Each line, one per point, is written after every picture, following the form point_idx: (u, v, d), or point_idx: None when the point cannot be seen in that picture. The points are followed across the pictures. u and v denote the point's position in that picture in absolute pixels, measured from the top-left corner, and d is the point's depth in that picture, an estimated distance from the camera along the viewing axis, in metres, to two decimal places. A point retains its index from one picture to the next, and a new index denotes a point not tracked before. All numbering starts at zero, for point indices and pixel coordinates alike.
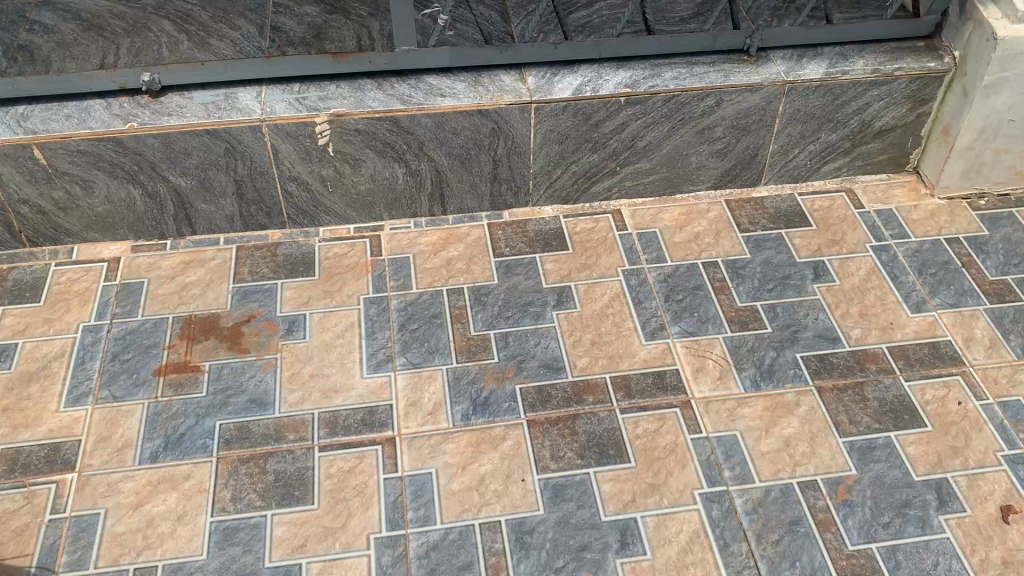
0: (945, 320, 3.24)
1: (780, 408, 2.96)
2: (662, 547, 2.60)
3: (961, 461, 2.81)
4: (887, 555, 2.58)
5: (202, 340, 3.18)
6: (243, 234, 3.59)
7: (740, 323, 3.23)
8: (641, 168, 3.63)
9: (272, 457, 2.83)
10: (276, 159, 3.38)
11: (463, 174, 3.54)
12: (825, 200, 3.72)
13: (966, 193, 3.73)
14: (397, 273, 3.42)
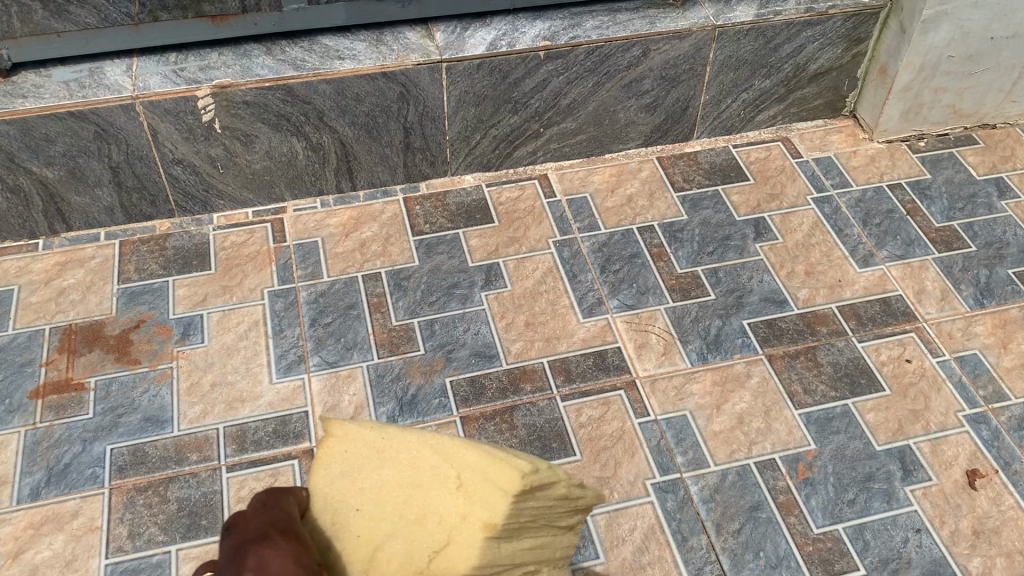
0: (894, 274, 3.07)
1: (730, 382, 2.74)
2: (616, 548, 2.38)
3: (923, 425, 2.65)
4: (855, 536, 2.41)
5: (85, 353, 2.80)
6: (127, 227, 3.18)
7: (682, 291, 3.00)
8: (566, 128, 3.35)
9: (173, 483, 2.49)
10: (156, 140, 2.97)
11: (372, 145, 3.19)
12: (761, 151, 3.50)
13: (904, 136, 3.56)
14: (305, 261, 3.07)
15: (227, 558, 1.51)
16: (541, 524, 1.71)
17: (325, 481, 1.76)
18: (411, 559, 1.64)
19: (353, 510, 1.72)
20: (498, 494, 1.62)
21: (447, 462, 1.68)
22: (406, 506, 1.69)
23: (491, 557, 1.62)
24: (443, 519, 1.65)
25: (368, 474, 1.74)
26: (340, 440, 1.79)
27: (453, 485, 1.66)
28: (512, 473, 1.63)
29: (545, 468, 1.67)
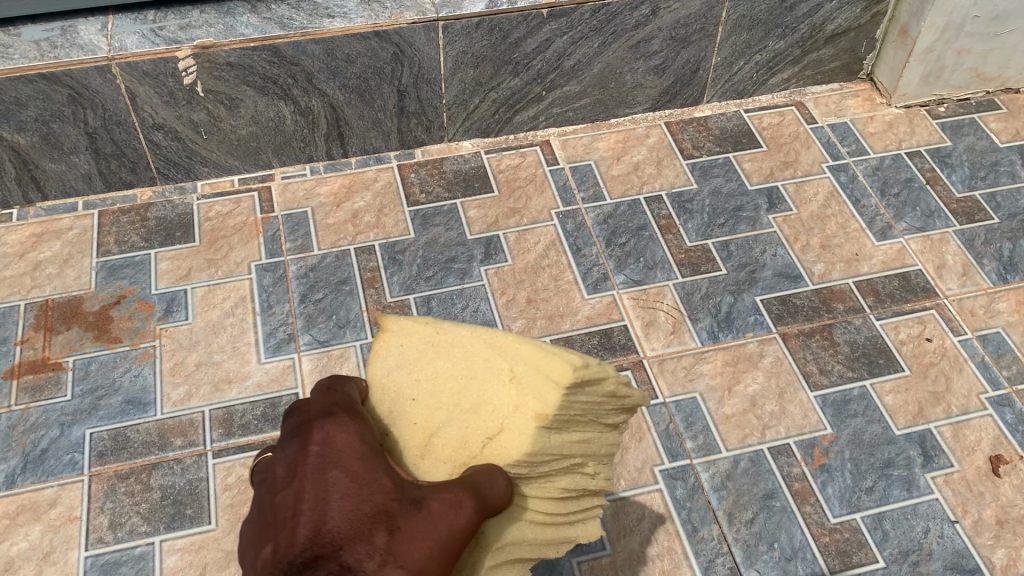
0: (914, 247, 2.92)
1: (742, 362, 2.61)
2: (623, 539, 2.26)
3: (944, 408, 2.53)
4: (874, 526, 2.30)
5: (63, 331, 2.65)
6: (107, 196, 3.02)
7: (691, 266, 2.85)
8: (569, 91, 3.17)
9: (156, 470, 2.37)
10: (134, 104, 2.79)
11: (364, 109, 3.02)
12: (774, 116, 3.34)
13: (924, 100, 3.40)
14: (294, 232, 2.91)
15: (287, 436, 1.41)
16: (588, 419, 1.59)
17: (386, 373, 1.68)
18: (465, 447, 1.55)
19: (411, 401, 1.63)
20: (550, 386, 1.50)
21: (498, 355, 1.57)
22: (458, 398, 1.59)
23: (541, 448, 1.52)
24: (497, 408, 1.55)
25: (424, 364, 1.65)
26: (396, 335, 1.69)
27: (506, 376, 1.55)
28: (563, 364, 1.48)
29: (595, 364, 1.51)
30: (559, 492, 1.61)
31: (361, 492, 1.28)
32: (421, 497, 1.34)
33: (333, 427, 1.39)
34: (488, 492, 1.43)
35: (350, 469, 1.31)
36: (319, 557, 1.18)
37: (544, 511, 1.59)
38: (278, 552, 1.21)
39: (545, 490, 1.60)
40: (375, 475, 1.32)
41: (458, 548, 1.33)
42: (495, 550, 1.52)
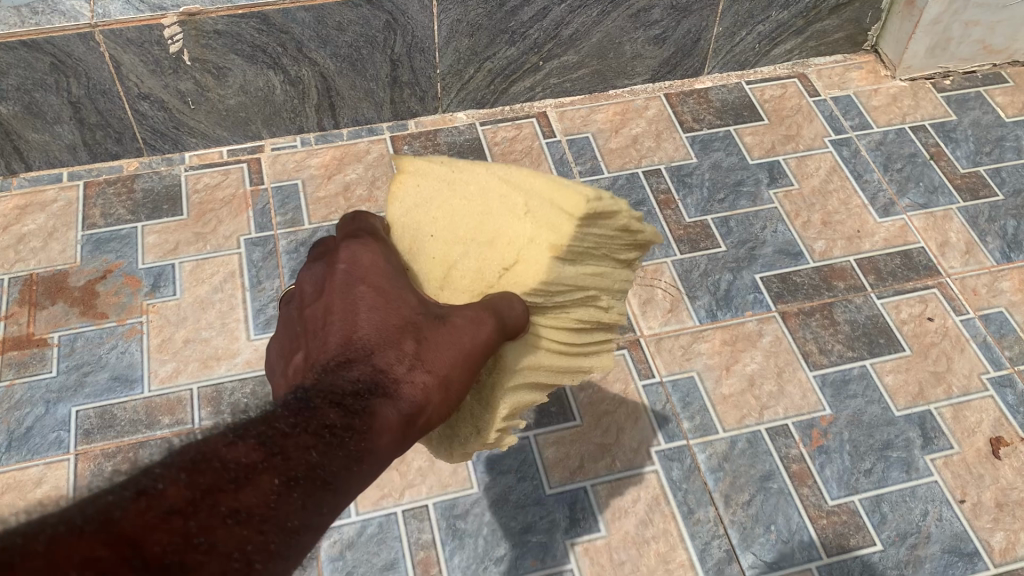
0: (916, 224, 2.87)
1: (741, 341, 2.57)
2: (618, 520, 2.23)
3: (945, 389, 2.49)
4: (872, 508, 2.27)
5: (48, 306, 2.59)
6: (92, 167, 2.94)
7: (690, 242, 2.80)
8: (567, 62, 3.09)
9: (144, 448, 2.32)
10: (119, 73, 2.70)
11: (355, 79, 2.94)
12: (776, 89, 3.27)
13: (929, 73, 3.32)
14: (284, 206, 2.85)
15: (314, 259, 1.38)
16: (603, 253, 1.50)
17: (403, 212, 1.57)
18: (481, 277, 1.47)
19: (429, 238, 1.53)
20: (564, 217, 1.41)
21: (512, 192, 1.47)
22: (477, 231, 1.50)
23: (556, 279, 1.44)
24: (514, 241, 1.46)
25: (442, 201, 1.55)
26: (414, 175, 1.61)
27: (521, 210, 1.46)
28: (577, 197, 1.39)
29: (609, 198, 1.41)
30: (573, 323, 1.55)
31: (387, 306, 1.26)
32: (444, 313, 1.32)
33: (359, 248, 1.36)
34: (505, 316, 1.38)
35: (376, 284, 1.29)
36: (350, 361, 1.18)
37: (558, 341, 1.54)
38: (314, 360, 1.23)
39: (558, 321, 1.53)
40: (401, 292, 1.30)
41: (481, 363, 1.32)
42: (510, 373, 1.50)
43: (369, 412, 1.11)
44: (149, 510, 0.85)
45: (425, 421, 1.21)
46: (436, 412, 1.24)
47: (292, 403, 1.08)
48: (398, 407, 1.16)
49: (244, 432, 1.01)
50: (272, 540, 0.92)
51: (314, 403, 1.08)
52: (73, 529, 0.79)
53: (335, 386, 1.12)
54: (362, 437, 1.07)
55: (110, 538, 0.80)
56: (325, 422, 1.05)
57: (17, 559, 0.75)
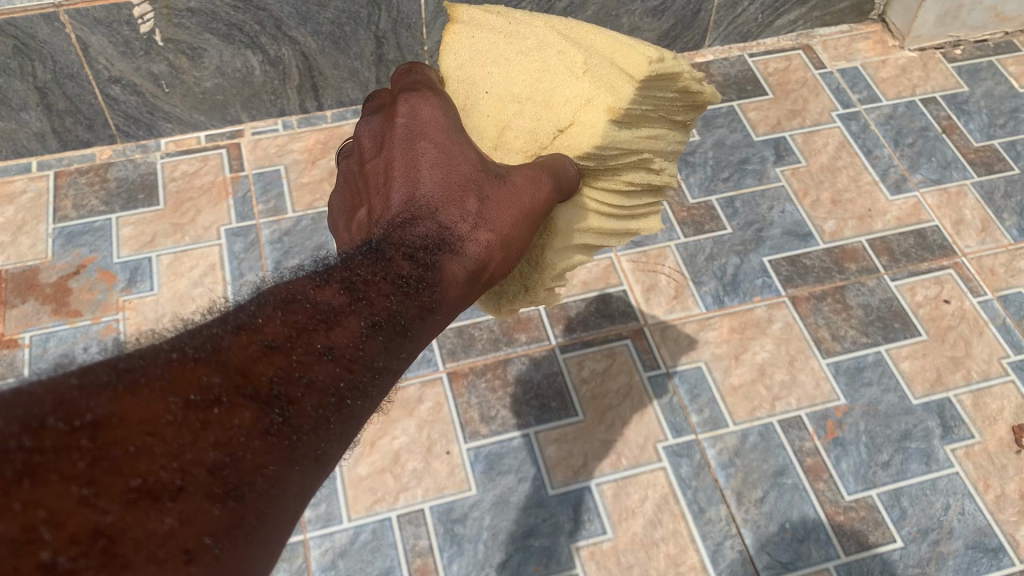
0: (930, 201, 2.74)
1: (750, 329, 2.45)
2: (625, 521, 2.12)
3: (964, 375, 2.37)
4: (891, 503, 2.16)
5: (17, 304, 2.44)
6: (63, 155, 2.78)
7: (694, 225, 2.67)
8: None
9: None
10: (88, 56, 2.54)
11: (339, 58, 2.78)
12: (780, 61, 3.13)
13: (939, 42, 3.18)
14: (266, 193, 2.71)
15: (373, 111, 1.31)
16: (659, 116, 1.45)
17: (458, 63, 1.56)
18: (535, 137, 1.43)
19: (482, 94, 1.50)
20: (622, 77, 1.38)
21: (572, 50, 1.45)
22: (533, 90, 1.47)
23: (612, 142, 1.39)
24: (569, 100, 1.43)
25: (499, 58, 1.53)
26: (466, 27, 1.60)
27: (580, 69, 1.43)
28: (640, 57, 1.34)
29: (671, 58, 1.36)
30: (625, 186, 1.50)
31: (448, 161, 1.17)
32: (503, 171, 1.24)
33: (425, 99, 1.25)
34: (558, 176, 1.33)
35: (438, 138, 1.20)
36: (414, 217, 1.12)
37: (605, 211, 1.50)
38: (375, 213, 1.17)
39: (611, 184, 1.48)
40: (462, 147, 1.21)
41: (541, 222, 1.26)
42: (561, 236, 1.45)
43: (437, 266, 1.08)
44: (252, 343, 0.87)
45: (489, 277, 1.17)
46: (498, 269, 1.17)
47: (364, 253, 1.06)
48: (464, 262, 1.11)
49: (327, 277, 1.01)
50: (360, 379, 0.94)
51: (386, 254, 1.05)
52: (184, 358, 0.82)
53: (404, 239, 1.08)
54: (430, 292, 1.06)
55: (221, 367, 0.84)
56: (398, 274, 1.04)
57: (141, 378, 0.78)
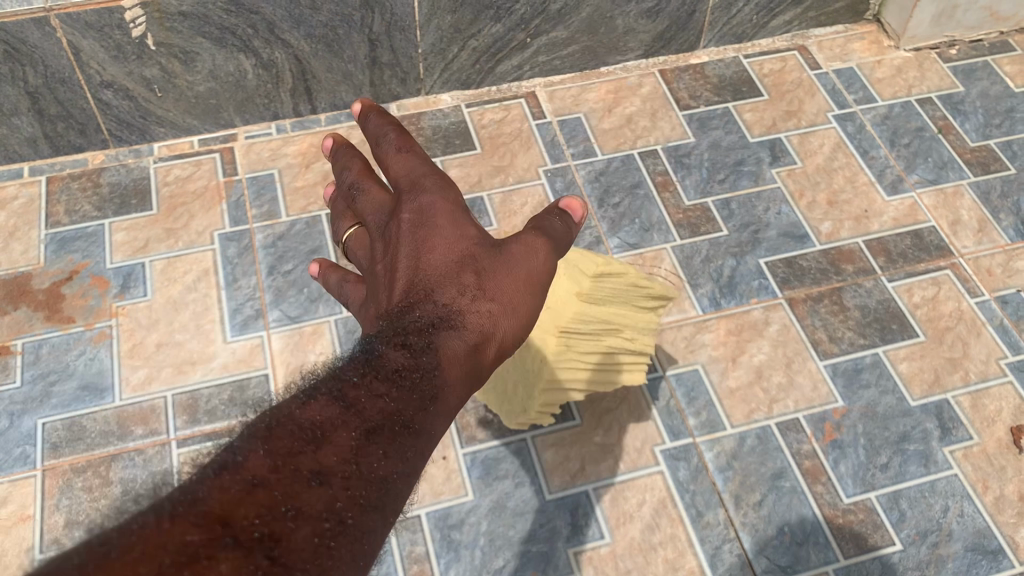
0: (926, 201, 2.74)
1: (747, 331, 2.44)
2: (623, 526, 2.11)
3: (962, 376, 2.36)
4: (889, 505, 2.15)
5: (10, 311, 2.42)
6: (55, 160, 2.76)
7: (690, 227, 2.66)
8: (556, 37, 2.93)
9: (116, 462, 2.18)
10: (79, 61, 2.52)
11: (332, 61, 2.77)
12: (775, 62, 3.12)
13: (934, 42, 3.17)
14: (260, 197, 2.69)
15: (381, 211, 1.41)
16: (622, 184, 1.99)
17: None
18: None
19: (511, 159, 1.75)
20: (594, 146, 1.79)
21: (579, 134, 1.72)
22: None
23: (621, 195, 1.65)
24: None
25: None
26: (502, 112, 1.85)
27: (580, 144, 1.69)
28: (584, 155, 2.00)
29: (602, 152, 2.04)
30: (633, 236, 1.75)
31: (445, 245, 1.29)
32: (500, 240, 1.34)
33: (420, 185, 1.36)
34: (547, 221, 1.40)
35: (438, 222, 1.30)
36: (414, 303, 1.22)
37: (596, 382, 2.18)
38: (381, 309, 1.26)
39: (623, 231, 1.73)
40: (462, 224, 1.32)
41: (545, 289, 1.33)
42: None
43: (436, 350, 1.16)
44: (286, 426, 0.96)
45: (497, 347, 1.26)
46: (503, 340, 1.26)
47: (364, 349, 1.14)
48: (465, 338, 1.21)
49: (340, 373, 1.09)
50: (395, 461, 1.00)
51: (385, 344, 1.14)
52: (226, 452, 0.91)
53: (403, 327, 1.17)
54: (432, 373, 1.13)
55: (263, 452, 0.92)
56: (396, 368, 1.10)
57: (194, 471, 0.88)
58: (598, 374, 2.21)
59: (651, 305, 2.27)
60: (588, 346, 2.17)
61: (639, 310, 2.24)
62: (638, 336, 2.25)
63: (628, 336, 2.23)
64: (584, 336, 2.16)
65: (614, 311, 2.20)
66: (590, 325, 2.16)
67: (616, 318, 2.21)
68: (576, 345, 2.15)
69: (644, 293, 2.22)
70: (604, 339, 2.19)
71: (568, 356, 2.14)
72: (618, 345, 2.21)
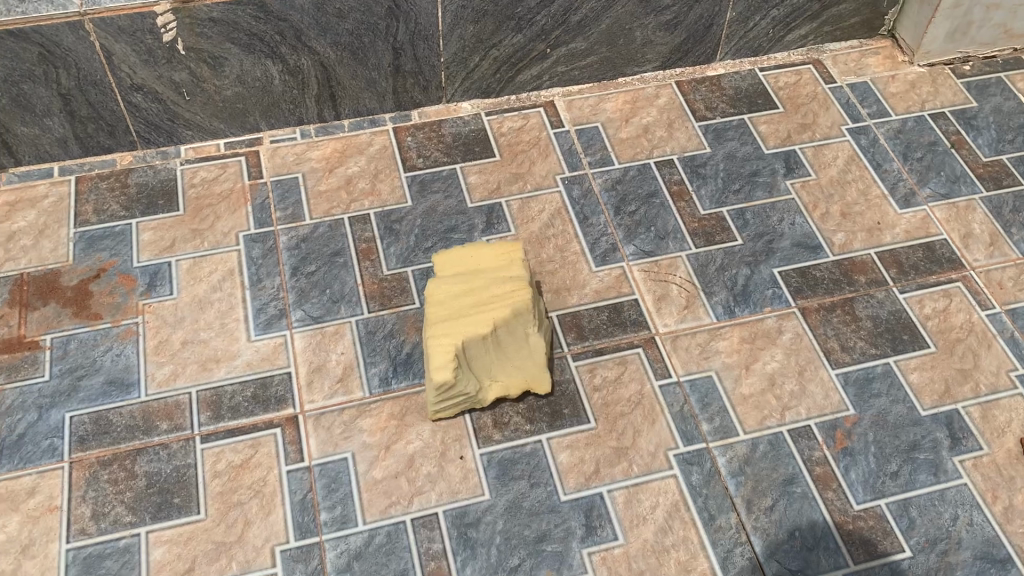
0: (939, 215, 2.77)
1: (760, 339, 2.48)
2: (636, 528, 2.15)
3: (972, 387, 2.40)
4: (899, 512, 2.18)
5: (39, 307, 2.48)
6: (84, 161, 2.82)
7: (705, 236, 2.70)
8: (576, 48, 2.99)
9: (141, 456, 2.23)
10: (110, 64, 2.60)
11: (357, 68, 2.84)
12: (791, 75, 3.17)
13: (949, 58, 3.21)
14: (284, 200, 2.75)
15: None
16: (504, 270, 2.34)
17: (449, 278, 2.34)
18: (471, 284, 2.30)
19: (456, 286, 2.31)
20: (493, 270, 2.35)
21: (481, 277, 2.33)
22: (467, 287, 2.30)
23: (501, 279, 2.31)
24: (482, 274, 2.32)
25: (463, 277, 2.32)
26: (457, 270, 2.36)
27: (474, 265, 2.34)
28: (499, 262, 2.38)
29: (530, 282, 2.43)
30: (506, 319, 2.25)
31: None
32: None
33: None
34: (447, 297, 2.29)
35: None
36: None
37: (466, 322, 2.20)
38: None
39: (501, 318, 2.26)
40: None
41: None
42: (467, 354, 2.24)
43: None
44: None
45: None
46: None
47: None
48: None
49: None
50: None
51: None
52: None
53: None
54: None
55: None
56: None
57: None
58: (476, 317, 2.22)
59: (510, 255, 2.35)
60: (459, 300, 2.27)
61: (499, 262, 2.34)
62: (507, 280, 2.29)
63: (492, 282, 2.30)
64: (450, 297, 2.28)
65: (476, 272, 2.33)
66: (451, 288, 2.29)
67: (477, 276, 2.32)
68: (442, 305, 2.26)
69: (492, 249, 2.36)
70: (468, 293, 2.28)
71: (437, 314, 2.24)
72: (486, 292, 2.28)
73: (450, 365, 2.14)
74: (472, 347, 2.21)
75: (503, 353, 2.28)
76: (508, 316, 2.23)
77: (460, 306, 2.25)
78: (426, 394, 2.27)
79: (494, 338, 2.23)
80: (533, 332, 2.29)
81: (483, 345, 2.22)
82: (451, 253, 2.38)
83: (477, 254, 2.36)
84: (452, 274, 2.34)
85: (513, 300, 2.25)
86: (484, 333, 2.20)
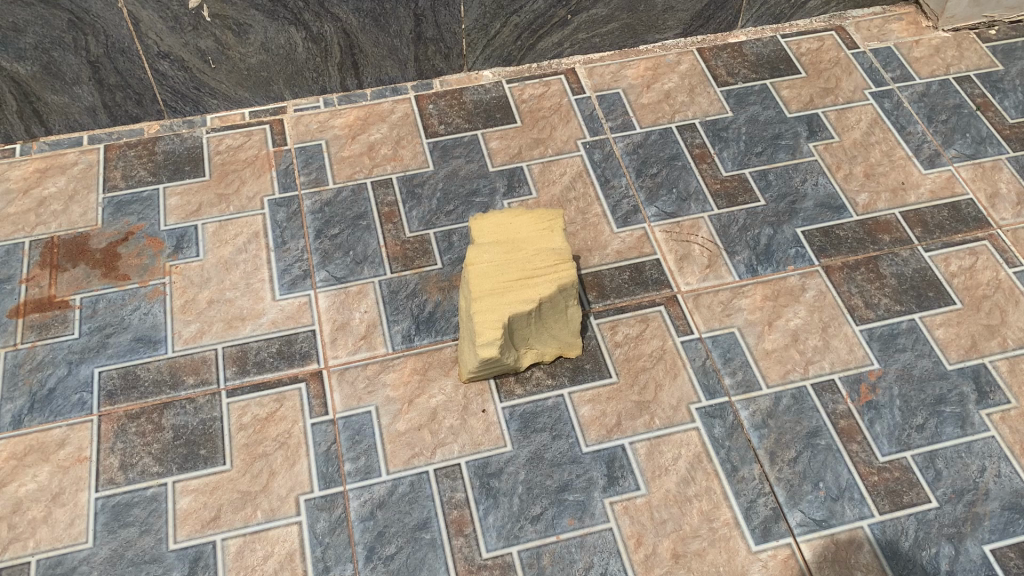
0: (964, 175, 2.75)
1: (783, 296, 2.47)
2: (658, 478, 2.14)
3: (999, 342, 2.37)
4: (925, 464, 2.16)
5: (69, 268, 2.53)
6: (112, 130, 2.87)
7: (727, 197, 2.70)
8: (596, 15, 3.00)
9: (168, 409, 2.26)
10: (138, 31, 2.66)
11: (378, 35, 2.87)
12: (813, 41, 3.16)
13: (974, 23, 3.19)
14: (308, 166, 2.78)
15: None
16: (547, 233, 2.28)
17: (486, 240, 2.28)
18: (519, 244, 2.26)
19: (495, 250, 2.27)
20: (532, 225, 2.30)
21: (524, 233, 2.28)
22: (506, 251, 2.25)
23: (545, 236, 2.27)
24: (530, 241, 2.26)
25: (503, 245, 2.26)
26: (493, 231, 2.30)
27: (517, 230, 2.29)
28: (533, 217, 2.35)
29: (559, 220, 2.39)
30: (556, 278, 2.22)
31: None
32: None
33: None
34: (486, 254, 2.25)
35: None
36: None
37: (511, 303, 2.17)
38: None
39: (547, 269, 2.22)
40: None
41: None
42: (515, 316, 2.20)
43: None
44: None
45: None
46: None
47: None
48: None
49: None
50: None
51: None
52: None
53: None
54: None
55: None
56: None
57: None
58: (520, 291, 2.19)
59: (550, 224, 2.30)
60: (501, 271, 2.21)
61: (539, 230, 2.29)
62: (550, 251, 2.25)
63: (534, 253, 2.24)
64: (491, 266, 2.22)
65: (516, 241, 2.27)
66: (492, 257, 2.23)
67: (518, 244, 2.26)
68: (483, 276, 2.20)
69: (530, 217, 2.31)
70: (509, 262, 2.23)
71: (480, 285, 2.19)
72: (529, 262, 2.23)
73: (496, 342, 2.14)
74: (516, 322, 2.19)
75: (545, 326, 2.25)
76: (553, 291, 2.19)
77: (503, 277, 2.20)
78: (462, 357, 2.28)
79: (538, 313, 2.20)
80: (573, 306, 2.26)
81: (526, 320, 2.20)
82: (492, 217, 2.31)
83: (515, 221, 2.30)
84: (490, 241, 2.27)
85: (557, 275, 2.21)
86: (529, 309, 2.17)
